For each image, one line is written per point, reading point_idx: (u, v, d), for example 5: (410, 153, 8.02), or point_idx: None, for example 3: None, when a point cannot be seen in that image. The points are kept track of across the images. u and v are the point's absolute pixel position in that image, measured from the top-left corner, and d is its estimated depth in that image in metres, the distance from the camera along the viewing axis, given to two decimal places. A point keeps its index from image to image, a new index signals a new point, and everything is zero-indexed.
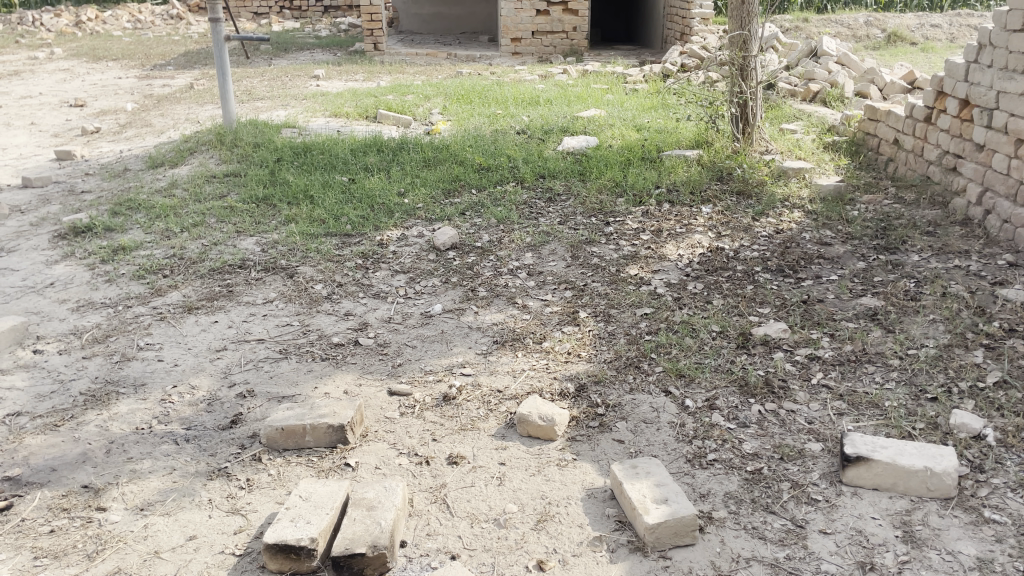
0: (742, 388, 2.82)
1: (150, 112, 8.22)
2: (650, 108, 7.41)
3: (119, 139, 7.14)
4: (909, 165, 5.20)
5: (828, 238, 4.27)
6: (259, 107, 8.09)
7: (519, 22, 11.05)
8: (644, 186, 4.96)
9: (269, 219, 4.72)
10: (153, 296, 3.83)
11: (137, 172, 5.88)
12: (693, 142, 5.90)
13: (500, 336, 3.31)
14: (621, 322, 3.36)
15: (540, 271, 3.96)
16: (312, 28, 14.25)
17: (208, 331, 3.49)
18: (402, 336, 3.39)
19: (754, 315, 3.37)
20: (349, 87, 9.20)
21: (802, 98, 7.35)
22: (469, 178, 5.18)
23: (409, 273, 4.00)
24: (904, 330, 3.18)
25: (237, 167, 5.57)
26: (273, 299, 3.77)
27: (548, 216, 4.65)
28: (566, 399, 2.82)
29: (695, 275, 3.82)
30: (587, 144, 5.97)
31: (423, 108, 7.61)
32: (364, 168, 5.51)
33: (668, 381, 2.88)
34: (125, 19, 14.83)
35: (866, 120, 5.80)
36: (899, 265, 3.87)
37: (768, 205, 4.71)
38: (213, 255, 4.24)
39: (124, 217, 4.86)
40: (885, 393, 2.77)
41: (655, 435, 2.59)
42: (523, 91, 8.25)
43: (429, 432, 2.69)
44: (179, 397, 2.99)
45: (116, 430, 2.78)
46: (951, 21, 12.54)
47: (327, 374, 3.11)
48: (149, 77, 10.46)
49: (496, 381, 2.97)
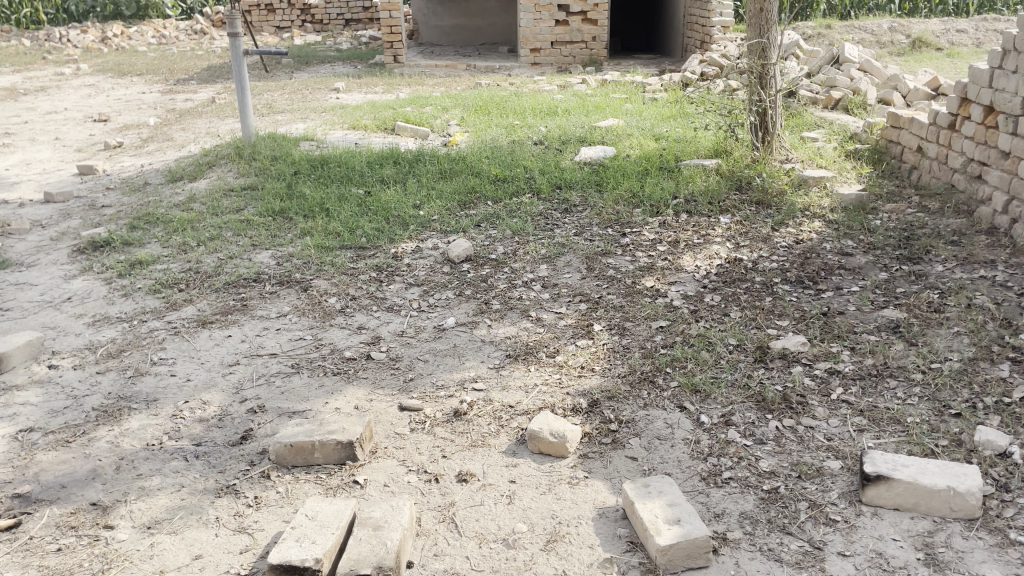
0: (759, 404, 2.76)
1: (171, 126, 8.30)
2: (668, 117, 7.35)
3: (141, 154, 7.20)
4: (933, 173, 5.10)
5: (849, 248, 4.19)
6: (279, 120, 8.14)
7: (539, 33, 11.02)
8: (661, 197, 4.91)
9: (285, 232, 4.73)
10: (168, 310, 3.84)
11: (156, 186, 5.93)
12: (712, 152, 5.84)
13: (513, 350, 3.27)
14: (636, 336, 3.31)
15: (555, 283, 3.91)
16: (333, 42, 14.36)
17: (222, 346, 3.49)
18: (415, 350, 3.36)
19: (773, 328, 3.30)
20: (367, 99, 9.24)
21: (824, 106, 7.27)
22: (485, 190, 5.15)
23: (423, 286, 3.98)
24: (927, 343, 3.10)
25: (254, 180, 5.60)
26: (287, 313, 3.77)
27: (563, 227, 4.61)
28: (579, 414, 2.77)
29: (712, 287, 3.76)
30: (604, 154, 5.93)
31: (441, 120, 7.61)
32: (381, 180, 5.51)
33: (683, 397, 2.82)
34: (150, 35, 15.05)
35: (889, 127, 5.70)
36: (922, 276, 3.78)
37: (788, 215, 4.64)
38: (228, 269, 4.25)
39: (142, 231, 4.90)
40: (907, 408, 2.69)
41: (669, 452, 2.53)
42: (541, 102, 8.23)
43: (439, 449, 2.65)
44: (190, 412, 2.98)
45: (127, 446, 2.78)
46: (977, 26, 12.35)
47: (338, 388, 3.08)
48: (172, 92, 10.57)
49: (508, 396, 2.93)
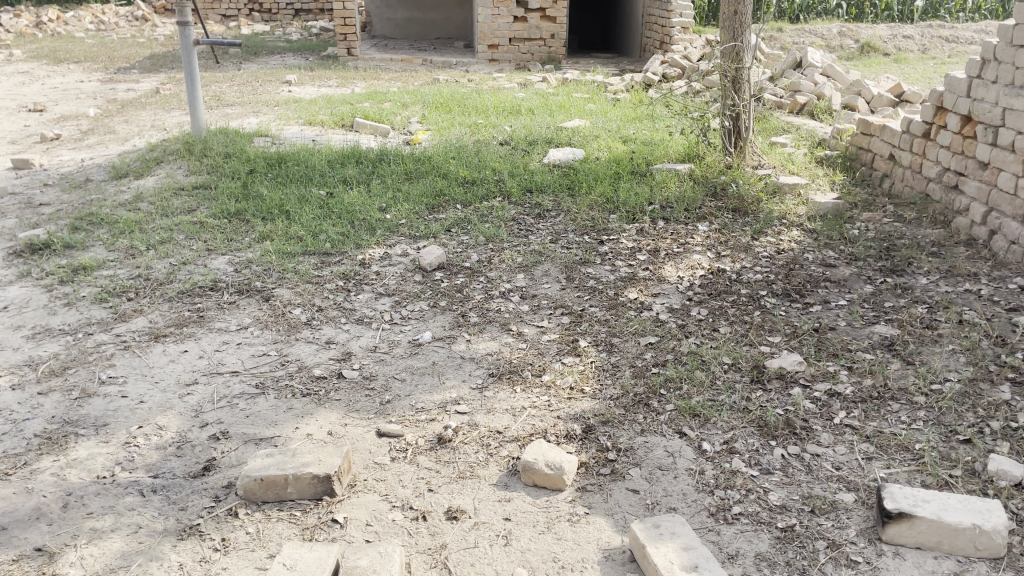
0: (762, 429, 2.62)
1: (113, 118, 7.87)
2: (634, 119, 7.24)
3: (81, 147, 6.80)
4: (906, 182, 5.06)
5: (831, 258, 4.10)
6: (229, 113, 7.78)
7: (497, 29, 10.83)
8: (637, 203, 4.77)
9: (242, 235, 4.45)
10: (117, 322, 3.54)
11: (100, 183, 5.57)
12: (683, 156, 5.73)
13: (496, 368, 3.08)
14: (625, 353, 3.15)
15: (534, 294, 3.74)
16: (283, 32, 13.93)
17: (177, 362, 3.22)
18: (390, 368, 3.14)
19: (765, 345, 3.17)
20: (322, 93, 8.94)
21: (789, 111, 7.23)
22: (454, 193, 4.94)
23: (394, 296, 3.76)
24: (925, 362, 3.00)
25: (206, 178, 5.29)
26: (248, 325, 3.51)
27: (538, 233, 4.43)
28: (573, 442, 2.59)
29: (698, 300, 3.62)
30: (573, 156, 5.77)
31: (401, 117, 7.36)
32: (343, 181, 5.25)
33: (681, 422, 2.67)
34: (89, 20, 14.39)
35: (859, 133, 5.66)
36: (908, 289, 3.71)
37: (766, 223, 4.54)
38: (182, 276, 3.96)
39: (85, 233, 4.56)
40: (914, 434, 2.58)
41: (672, 484, 2.38)
42: (503, 100, 8.02)
43: (424, 481, 2.45)
44: (145, 439, 2.71)
45: (74, 480, 2.50)
46: (923, 32, 12.52)
47: (309, 412, 2.85)
48: (113, 81, 10.07)
49: (495, 421, 2.74)
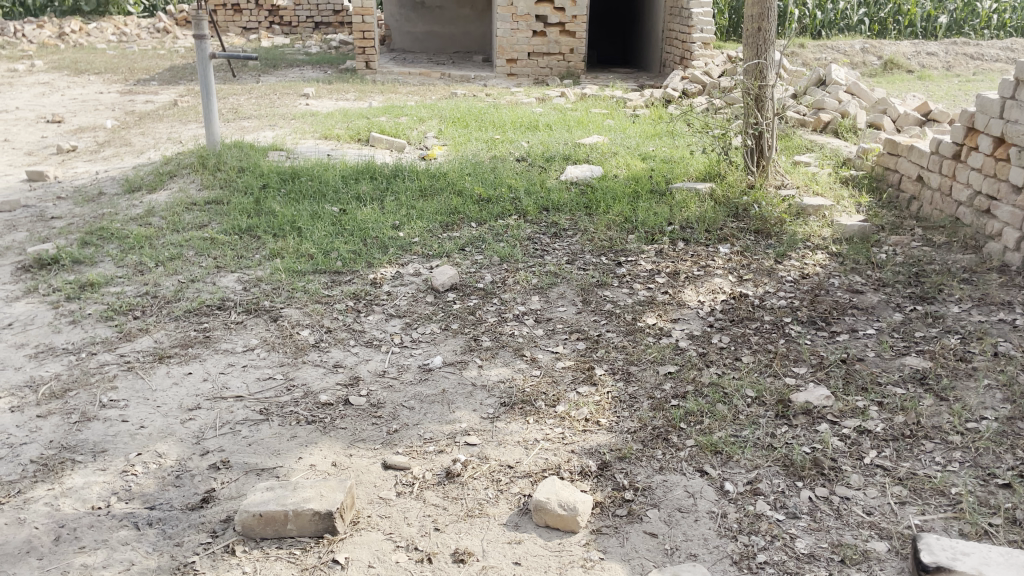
0: (788, 469, 2.49)
1: (130, 130, 7.86)
2: (653, 136, 7.12)
3: (97, 159, 6.77)
4: (935, 205, 4.91)
5: (858, 284, 3.96)
6: (245, 127, 7.74)
7: (516, 43, 10.78)
8: (656, 223, 4.65)
9: (253, 252, 4.37)
10: (121, 341, 3.46)
11: (112, 196, 5.52)
12: (704, 175, 5.60)
13: (508, 397, 2.96)
14: (643, 383, 3.03)
15: (549, 317, 3.62)
16: (302, 45, 13.96)
17: (181, 385, 3.12)
18: (399, 395, 3.03)
19: (790, 377, 3.04)
20: (339, 107, 8.90)
21: (812, 129, 7.10)
22: (469, 211, 4.85)
23: (405, 317, 3.66)
24: (959, 399, 2.86)
25: (218, 193, 5.22)
26: (254, 347, 3.41)
27: (554, 253, 4.32)
28: (588, 479, 2.47)
29: (719, 326, 3.49)
30: (591, 173, 5.66)
31: (418, 131, 7.29)
32: (356, 197, 5.16)
33: (703, 459, 2.54)
34: (111, 32, 14.48)
35: (885, 154, 5.51)
36: (939, 318, 3.56)
37: (790, 245, 4.40)
38: (190, 294, 3.88)
39: (95, 248, 4.49)
40: (949, 477, 2.44)
41: (692, 528, 2.25)
42: (520, 115, 7.93)
43: (431, 519, 2.33)
44: (143, 467, 2.62)
45: (68, 510, 2.41)
46: (947, 49, 12.33)
47: (313, 441, 2.75)
48: (131, 93, 10.09)
49: (506, 454, 2.62)
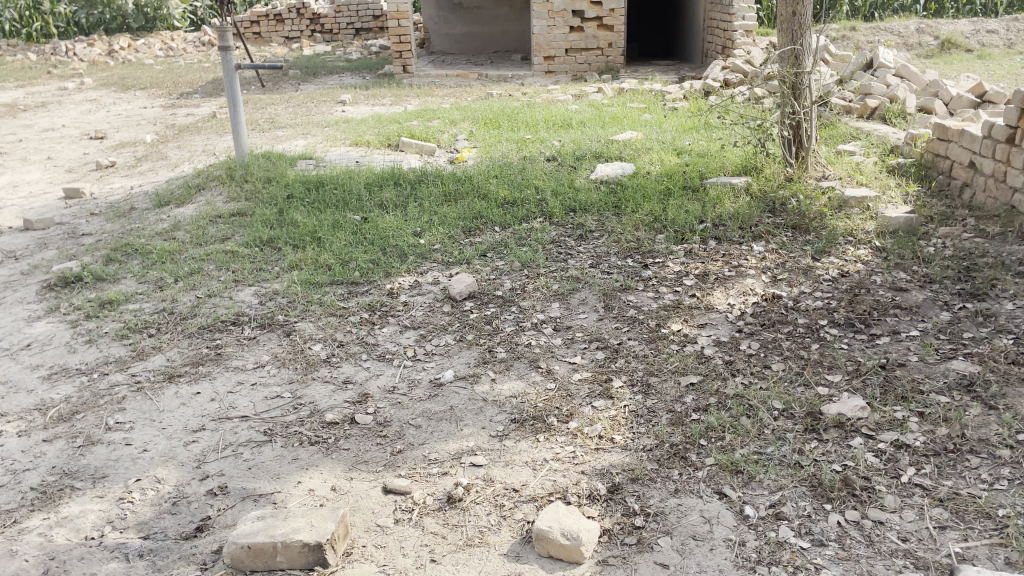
0: (815, 490, 2.29)
1: (168, 143, 7.93)
2: (690, 129, 6.88)
3: (133, 174, 6.84)
4: (989, 192, 4.60)
5: (902, 281, 3.70)
6: (278, 136, 7.74)
7: (553, 40, 10.59)
8: (686, 222, 4.44)
9: (272, 264, 4.30)
10: (133, 361, 3.41)
11: (143, 211, 5.54)
12: (740, 168, 5.35)
13: (520, 414, 2.81)
14: (662, 396, 2.84)
15: (568, 325, 3.46)
16: (343, 52, 14.01)
17: (188, 406, 3.05)
18: (406, 413, 2.91)
19: (823, 386, 2.83)
20: (374, 113, 8.87)
21: (858, 115, 6.76)
22: (492, 215, 4.71)
23: (420, 329, 3.54)
24: (1010, 407, 2.61)
25: (244, 205, 5.18)
26: (265, 363, 3.34)
27: (578, 257, 4.15)
28: (597, 503, 2.31)
29: (749, 332, 3.28)
30: (622, 171, 5.47)
31: (449, 134, 7.19)
32: (380, 205, 5.07)
33: (722, 480, 2.36)
34: (158, 47, 14.75)
35: (935, 139, 5.20)
36: (992, 317, 3.29)
37: (829, 242, 4.15)
38: (206, 310, 3.83)
39: (119, 264, 4.49)
40: (996, 496, 2.21)
41: (707, 558, 2.07)
42: (555, 113, 7.76)
43: (428, 549, 2.20)
44: (140, 494, 2.55)
45: (61, 541, 2.35)
46: (1008, 25, 11.70)
47: (313, 463, 2.64)
48: (174, 107, 10.23)
49: (512, 476, 2.48)
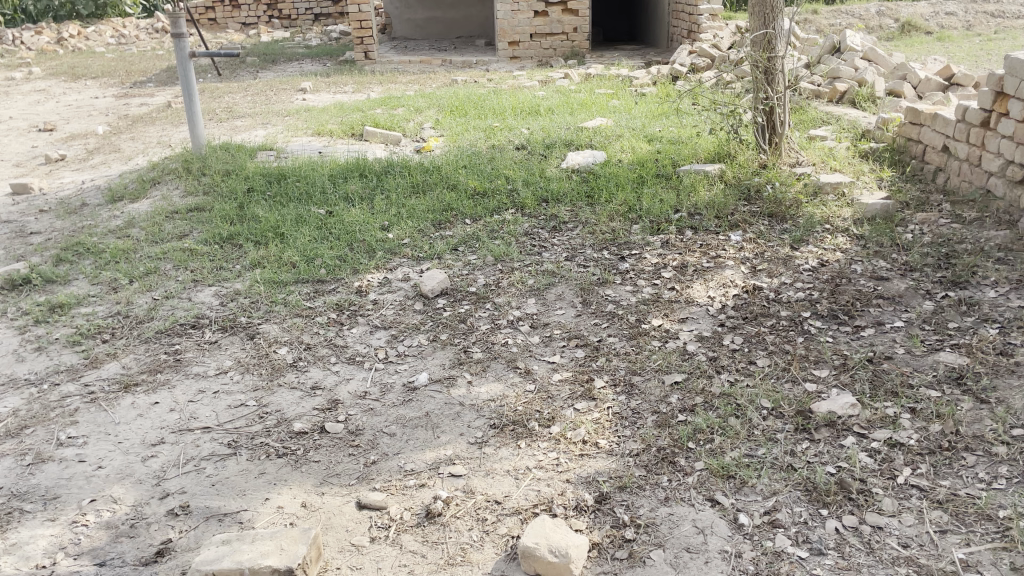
0: (810, 495, 2.20)
1: (121, 135, 7.64)
2: (660, 115, 6.78)
3: (85, 168, 6.55)
4: (963, 176, 4.57)
5: (883, 270, 3.63)
6: (237, 126, 7.48)
7: (517, 25, 10.42)
8: (662, 211, 4.34)
9: (233, 262, 4.11)
10: (87, 369, 3.22)
11: (95, 207, 5.29)
12: (713, 155, 5.27)
13: (499, 418, 2.69)
14: (647, 396, 2.74)
15: (545, 322, 3.34)
16: (302, 38, 13.69)
17: (146, 417, 2.88)
18: (379, 420, 2.77)
19: (810, 382, 2.74)
20: (336, 101, 8.64)
21: (828, 100, 6.72)
22: (462, 207, 4.56)
23: (391, 329, 3.39)
24: (1002, 401, 2.54)
25: (202, 199, 4.97)
26: (228, 369, 3.16)
27: (552, 250, 4.03)
28: (584, 515, 2.20)
29: (731, 326, 3.19)
30: (593, 159, 5.34)
31: (414, 123, 7.00)
32: (345, 198, 4.89)
33: (714, 486, 2.26)
34: (109, 35, 14.28)
35: (907, 123, 5.15)
36: (975, 305, 3.24)
37: (807, 230, 4.07)
38: (163, 312, 3.63)
39: (69, 265, 4.26)
40: (995, 496, 2.14)
41: (703, 571, 1.97)
42: (522, 100, 7.61)
43: (407, 570, 2.08)
44: (95, 516, 2.38)
45: (9, 572, 2.19)
46: (966, 8, 11.76)
47: (282, 478, 2.50)
48: (126, 96, 9.88)
49: (494, 487, 2.35)
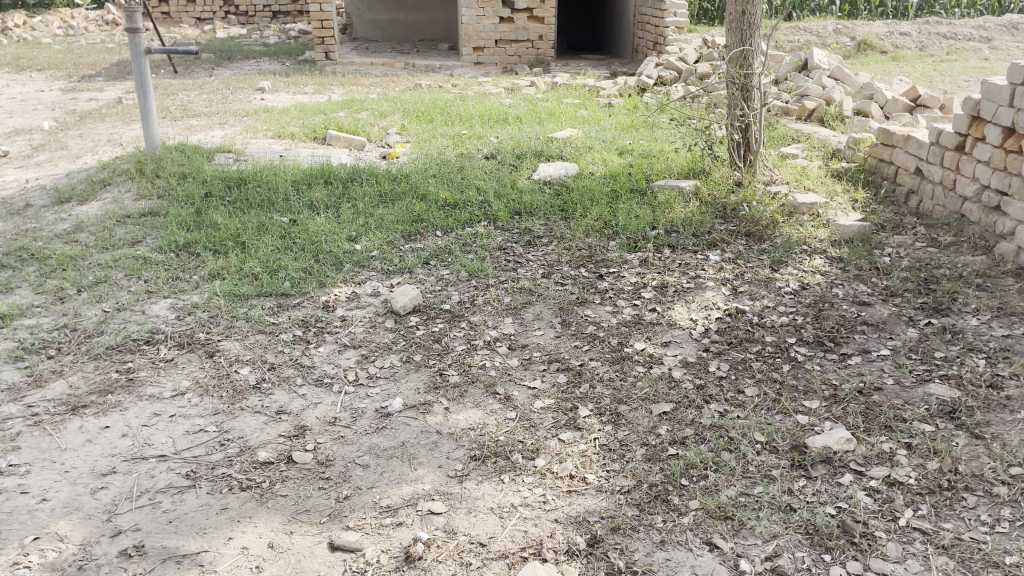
0: (811, 538, 2.10)
1: (68, 131, 7.28)
2: (629, 128, 6.71)
3: (28, 165, 6.21)
4: (936, 200, 4.56)
5: (864, 295, 3.58)
6: (192, 125, 7.19)
7: (482, 30, 10.29)
8: (638, 227, 4.24)
9: (190, 273, 3.88)
10: (30, 389, 2.97)
11: (39, 208, 4.98)
12: (687, 171, 5.19)
13: (481, 449, 2.54)
14: (635, 427, 2.62)
15: (524, 344, 3.20)
16: (259, 36, 13.35)
17: (95, 443, 2.65)
18: (351, 449, 2.60)
19: (802, 414, 2.65)
20: (296, 102, 8.39)
21: (797, 117, 6.73)
22: (433, 218, 4.40)
23: (361, 349, 3.22)
24: (997, 437, 2.48)
25: (157, 203, 4.72)
26: (185, 391, 2.95)
27: (528, 266, 3.89)
28: (576, 560, 2.06)
29: (716, 351, 3.09)
30: (565, 171, 5.22)
31: (378, 127, 6.81)
32: (309, 205, 4.69)
33: (712, 528, 2.15)
34: (56, 25, 13.76)
35: (879, 144, 5.15)
36: (959, 334, 3.20)
37: (786, 251, 4.01)
38: (115, 327, 3.40)
39: (11, 271, 3.97)
40: (1000, 542, 2.07)
41: None
42: (488, 107, 7.47)
43: None
44: (38, 557, 2.16)
45: None
46: (920, 29, 11.96)
47: (246, 514, 2.31)
48: (74, 90, 9.47)
49: (478, 527, 2.20)
